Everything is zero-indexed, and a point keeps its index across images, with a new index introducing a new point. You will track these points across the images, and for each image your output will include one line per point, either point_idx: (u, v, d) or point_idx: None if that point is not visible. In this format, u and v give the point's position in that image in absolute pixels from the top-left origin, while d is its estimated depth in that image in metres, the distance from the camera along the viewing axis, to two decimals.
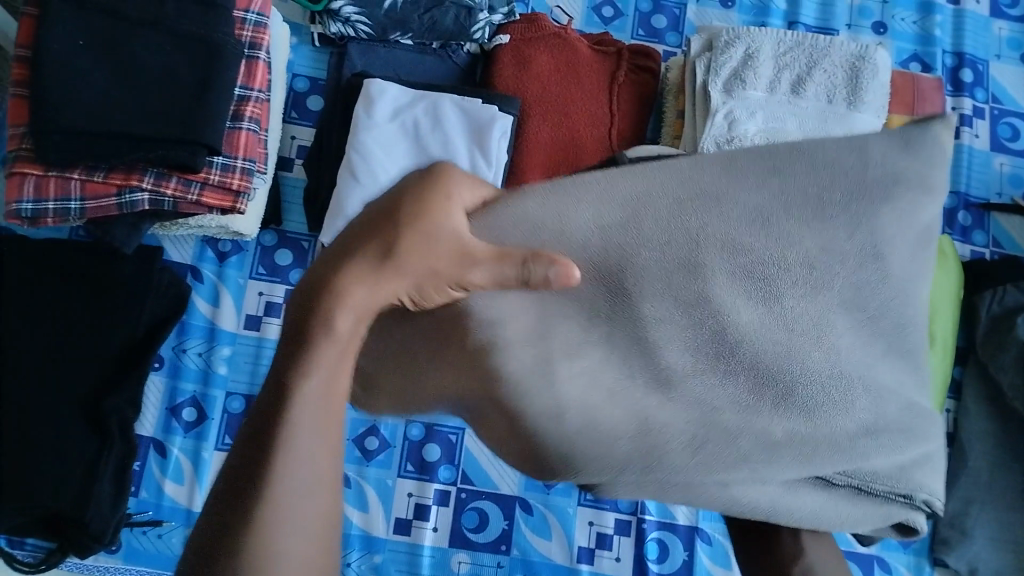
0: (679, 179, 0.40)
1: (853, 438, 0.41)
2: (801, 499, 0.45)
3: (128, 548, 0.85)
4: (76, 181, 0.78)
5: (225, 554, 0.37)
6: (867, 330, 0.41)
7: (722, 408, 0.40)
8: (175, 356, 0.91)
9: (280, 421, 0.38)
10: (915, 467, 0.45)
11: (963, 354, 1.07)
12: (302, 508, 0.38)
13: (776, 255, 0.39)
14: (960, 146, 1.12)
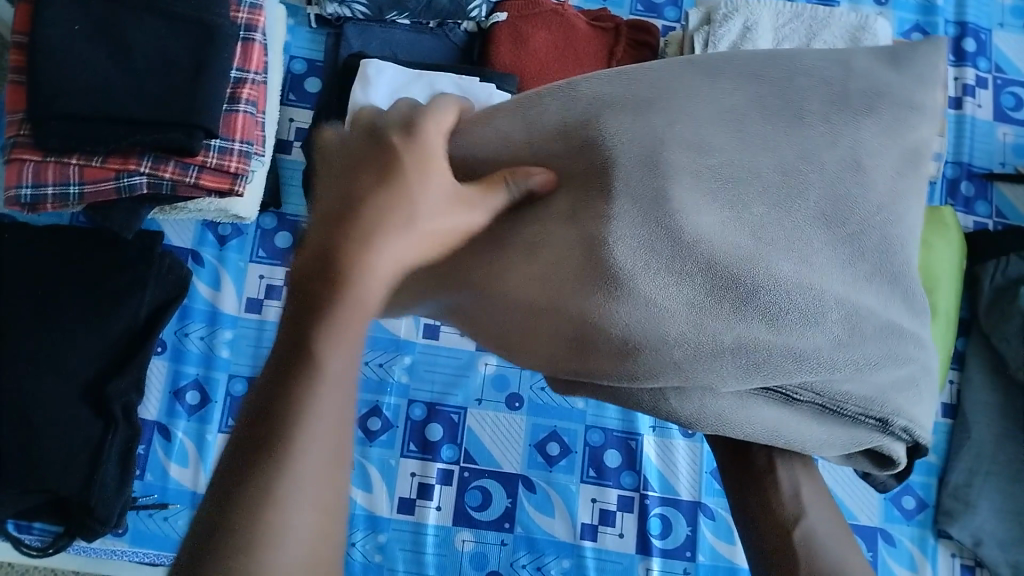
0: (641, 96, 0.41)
1: (829, 365, 0.39)
2: (769, 420, 0.42)
3: (134, 531, 0.86)
4: (74, 166, 0.78)
5: (234, 536, 0.32)
6: (852, 258, 0.38)
7: (671, 314, 0.37)
8: (177, 340, 0.91)
9: (299, 382, 0.34)
10: (903, 398, 0.43)
11: (966, 325, 1.06)
12: (306, 501, 0.33)
13: (746, 161, 0.39)
14: (963, 116, 1.11)
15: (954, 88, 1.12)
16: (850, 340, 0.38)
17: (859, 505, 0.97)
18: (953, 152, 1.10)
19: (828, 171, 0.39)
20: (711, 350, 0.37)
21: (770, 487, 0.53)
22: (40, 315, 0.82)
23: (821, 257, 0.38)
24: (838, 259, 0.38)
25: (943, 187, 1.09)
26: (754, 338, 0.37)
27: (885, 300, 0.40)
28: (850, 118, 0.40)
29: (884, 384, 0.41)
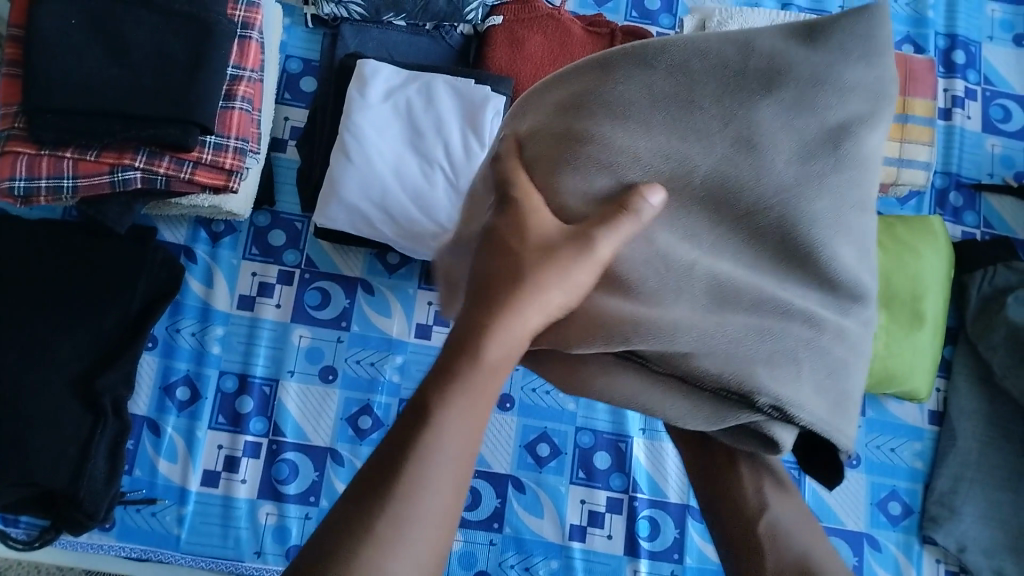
0: (573, 91, 0.49)
1: (702, 334, 0.46)
2: (642, 391, 0.48)
3: (123, 526, 0.85)
4: (69, 160, 0.78)
5: (369, 518, 0.39)
6: (755, 254, 0.48)
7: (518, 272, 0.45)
8: (169, 336, 0.91)
9: (443, 401, 0.42)
10: (778, 376, 0.46)
11: (953, 334, 1.08)
12: (429, 514, 0.40)
13: (627, 142, 0.47)
14: (952, 127, 1.12)
15: (945, 99, 1.13)
16: (731, 309, 0.46)
17: (844, 508, 0.98)
18: (942, 162, 1.12)
19: (720, 165, 0.47)
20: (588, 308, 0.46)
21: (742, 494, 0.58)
22: (38, 308, 0.83)
23: (735, 250, 0.48)
24: (746, 256, 0.48)
25: (931, 196, 1.11)
26: (618, 308, 0.45)
27: (784, 288, 0.47)
28: (742, 100, 0.47)
29: (756, 355, 0.46)
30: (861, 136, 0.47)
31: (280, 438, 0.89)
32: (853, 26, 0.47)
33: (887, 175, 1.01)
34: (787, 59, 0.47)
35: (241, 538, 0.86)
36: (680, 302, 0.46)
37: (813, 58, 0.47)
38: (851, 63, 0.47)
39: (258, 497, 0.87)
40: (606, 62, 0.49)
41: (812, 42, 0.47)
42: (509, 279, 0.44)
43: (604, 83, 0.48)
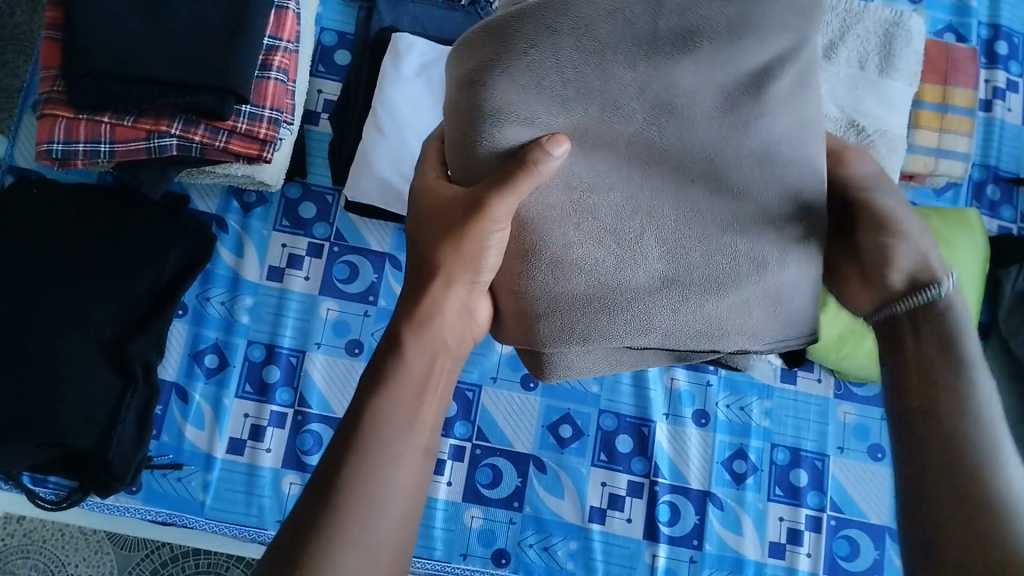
0: (472, 75, 0.45)
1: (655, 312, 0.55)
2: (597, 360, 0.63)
3: (149, 490, 0.86)
4: (106, 124, 0.79)
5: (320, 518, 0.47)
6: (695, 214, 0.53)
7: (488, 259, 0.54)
8: (199, 304, 0.91)
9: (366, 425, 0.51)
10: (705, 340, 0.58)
11: (985, 329, 1.06)
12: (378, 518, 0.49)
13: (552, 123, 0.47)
14: (992, 119, 1.10)
15: (985, 90, 1.11)
16: (687, 283, 0.54)
17: (870, 504, 0.96)
18: (980, 154, 1.09)
19: (643, 129, 0.48)
20: (563, 303, 0.54)
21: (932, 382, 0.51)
22: (72, 271, 0.83)
23: (669, 198, 0.52)
24: (684, 202, 0.52)
25: (968, 188, 1.08)
26: (589, 293, 0.54)
27: (721, 251, 0.54)
28: (661, 58, 0.46)
29: (711, 310, 0.56)
30: (780, 79, 0.48)
31: (305, 409, 0.89)
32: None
33: (925, 165, 0.99)
34: (708, 22, 0.45)
35: (264, 507, 0.86)
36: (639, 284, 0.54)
37: (731, 17, 0.45)
38: (769, 16, 0.46)
39: (282, 466, 0.88)
40: (504, 28, 0.44)
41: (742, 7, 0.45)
42: (435, 282, 0.55)
43: (516, 57, 0.44)
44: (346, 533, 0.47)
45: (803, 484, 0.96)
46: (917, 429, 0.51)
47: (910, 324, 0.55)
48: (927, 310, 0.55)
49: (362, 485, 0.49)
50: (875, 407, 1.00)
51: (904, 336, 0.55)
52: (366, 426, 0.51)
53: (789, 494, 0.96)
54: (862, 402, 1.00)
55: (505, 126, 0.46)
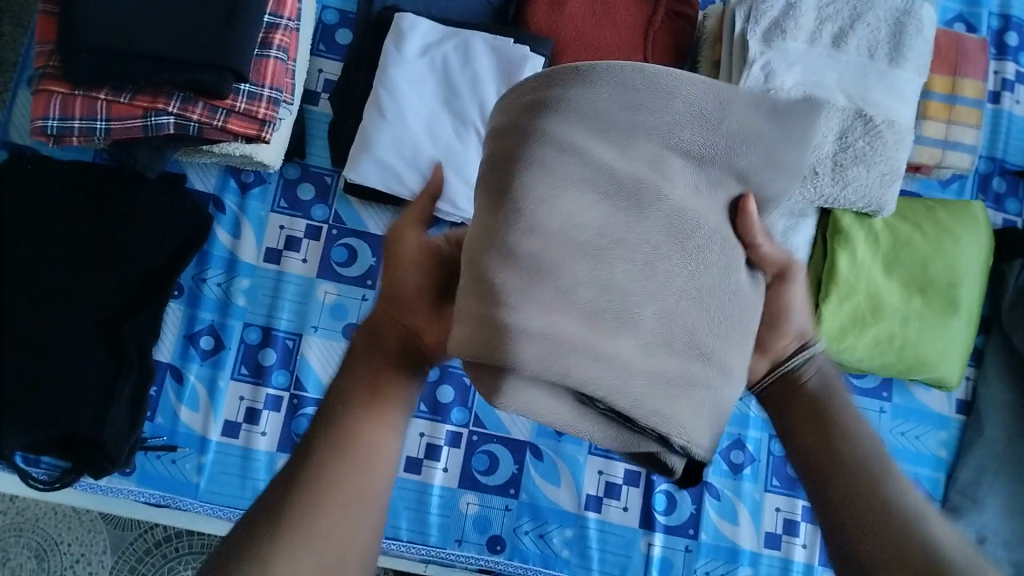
0: (541, 95, 0.44)
1: (637, 362, 0.45)
2: (533, 395, 0.44)
3: (143, 472, 0.86)
4: (102, 101, 0.77)
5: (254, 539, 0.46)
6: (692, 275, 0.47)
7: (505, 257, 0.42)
8: (195, 285, 0.90)
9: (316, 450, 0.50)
10: (676, 405, 0.46)
11: (987, 323, 1.05)
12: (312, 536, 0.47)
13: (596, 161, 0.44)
14: (1000, 111, 1.08)
15: (993, 82, 1.09)
16: (677, 347, 0.47)
17: None
18: (987, 146, 1.08)
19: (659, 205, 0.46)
20: (550, 336, 0.42)
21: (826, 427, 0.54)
22: (70, 251, 0.82)
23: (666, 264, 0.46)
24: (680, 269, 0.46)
25: (974, 180, 1.08)
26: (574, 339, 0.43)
27: (710, 313, 0.48)
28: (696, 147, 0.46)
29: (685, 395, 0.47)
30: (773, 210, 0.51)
31: (302, 393, 0.89)
32: (798, 109, 0.47)
33: (932, 157, 0.98)
34: (751, 133, 0.47)
35: (259, 490, 0.86)
36: (629, 336, 0.45)
37: (769, 141, 0.47)
38: (789, 146, 0.48)
39: (277, 450, 0.87)
40: (574, 77, 0.44)
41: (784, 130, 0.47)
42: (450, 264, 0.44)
43: (579, 99, 0.43)
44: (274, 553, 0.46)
45: None
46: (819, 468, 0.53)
47: (792, 388, 0.57)
48: (796, 379, 0.57)
49: (316, 510, 0.48)
50: (872, 400, 1.00)
51: (792, 396, 0.57)
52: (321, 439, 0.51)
53: (787, 485, 0.95)
54: (860, 393, 1.00)
55: (560, 155, 0.43)
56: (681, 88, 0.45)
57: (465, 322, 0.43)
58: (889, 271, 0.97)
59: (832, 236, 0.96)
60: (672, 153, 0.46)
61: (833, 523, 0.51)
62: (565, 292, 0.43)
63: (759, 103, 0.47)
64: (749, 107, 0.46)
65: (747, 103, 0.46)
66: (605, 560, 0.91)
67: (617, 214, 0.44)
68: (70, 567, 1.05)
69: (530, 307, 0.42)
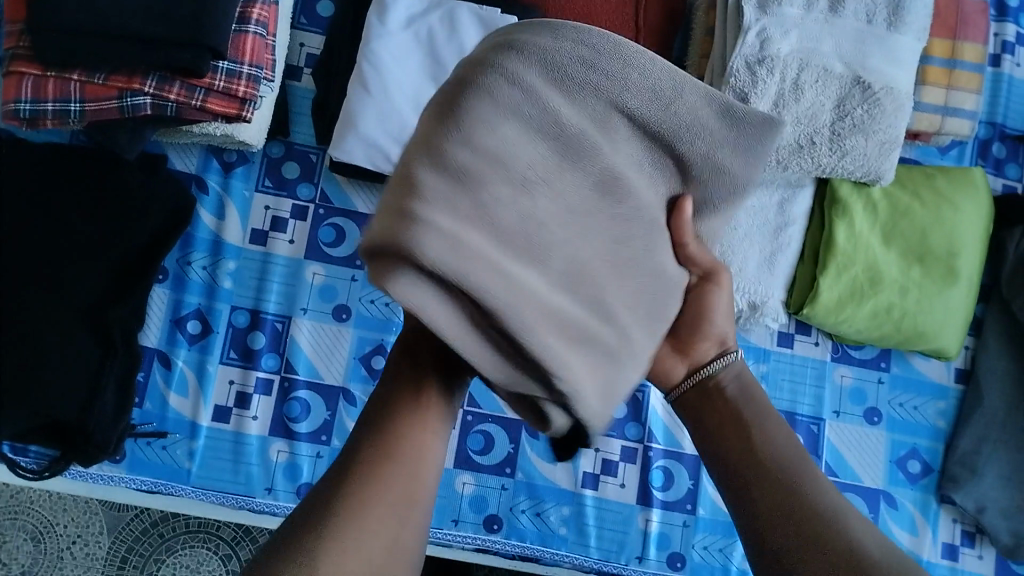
0: (513, 40, 0.46)
1: (544, 298, 0.44)
2: (423, 296, 0.41)
3: (134, 458, 0.84)
4: (75, 82, 0.75)
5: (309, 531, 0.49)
6: (603, 232, 0.49)
7: (441, 162, 0.42)
8: (180, 268, 0.88)
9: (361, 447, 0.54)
10: (576, 358, 0.46)
11: (986, 292, 1.04)
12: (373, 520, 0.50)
13: (543, 106, 0.46)
14: (1000, 75, 1.06)
15: (994, 44, 1.06)
16: (592, 298, 0.48)
17: (864, 465, 0.97)
18: (987, 111, 1.06)
19: (587, 165, 0.48)
20: (467, 248, 0.41)
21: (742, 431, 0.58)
22: (54, 240, 0.82)
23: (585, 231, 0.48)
24: (597, 235, 0.48)
25: (974, 146, 1.05)
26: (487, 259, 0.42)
27: (627, 284, 0.51)
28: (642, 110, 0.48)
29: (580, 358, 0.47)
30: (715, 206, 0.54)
31: (292, 375, 0.87)
32: (750, 126, 0.51)
33: (931, 124, 0.95)
34: (704, 128, 0.50)
35: (253, 475, 0.85)
36: (539, 270, 0.45)
37: (718, 134, 0.51)
38: (734, 157, 0.51)
39: (269, 434, 0.86)
40: (548, 27, 0.47)
41: (734, 131, 0.51)
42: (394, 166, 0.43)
43: (544, 47, 0.46)
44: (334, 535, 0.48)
45: None
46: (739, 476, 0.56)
47: (709, 393, 0.62)
48: (713, 385, 0.62)
49: (366, 499, 0.51)
50: (870, 370, 0.99)
51: (711, 403, 0.62)
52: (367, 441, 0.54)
53: None
54: (858, 365, 0.99)
55: (514, 86, 0.45)
56: (641, 59, 0.48)
57: (384, 215, 0.42)
58: (887, 242, 0.95)
59: (829, 207, 0.94)
60: (617, 114, 0.48)
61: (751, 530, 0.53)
62: (490, 213, 0.43)
63: (714, 104, 0.50)
64: (699, 100, 0.50)
65: (698, 97, 0.50)
66: (604, 537, 0.91)
67: (548, 163, 0.46)
68: (67, 548, 1.04)
69: (445, 214, 0.41)
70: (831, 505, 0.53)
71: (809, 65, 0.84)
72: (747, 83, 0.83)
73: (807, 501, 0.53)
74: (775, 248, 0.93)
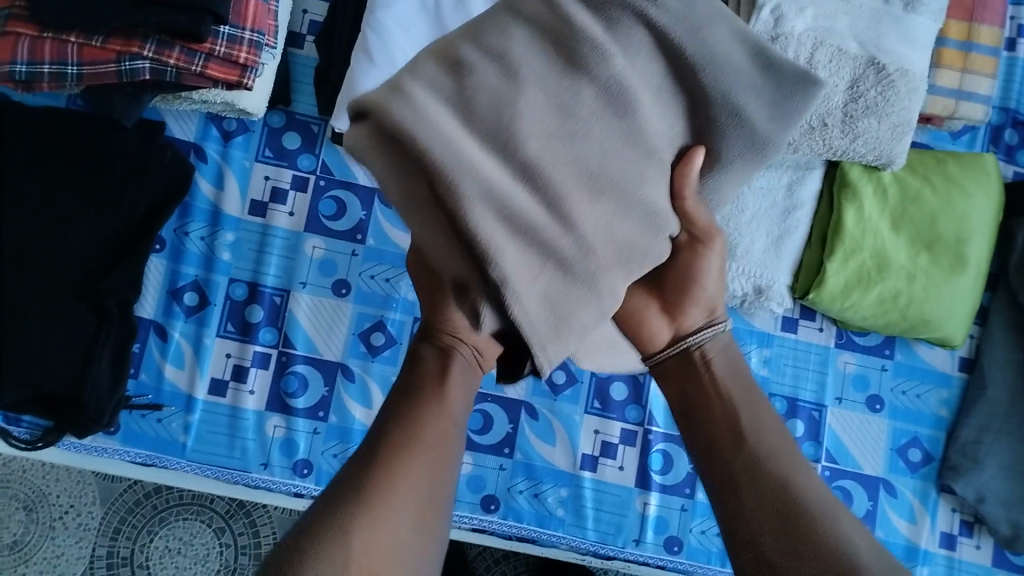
0: None
1: (490, 185, 0.44)
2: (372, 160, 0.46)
3: (128, 430, 0.83)
4: (73, 44, 0.73)
5: (350, 507, 0.52)
6: (591, 144, 0.48)
7: (442, 61, 0.48)
8: (177, 238, 0.87)
9: (393, 425, 0.58)
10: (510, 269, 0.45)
11: (993, 281, 1.03)
12: (406, 500, 0.54)
13: (563, 26, 0.49)
14: (1015, 60, 1.04)
15: (1009, 28, 1.04)
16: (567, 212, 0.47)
17: (863, 453, 0.96)
18: (1000, 96, 1.04)
19: (600, 83, 0.49)
20: (425, 123, 0.45)
21: (713, 412, 0.58)
22: (52, 212, 0.81)
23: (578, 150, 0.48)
24: (590, 159, 0.48)
25: (985, 132, 1.04)
26: (442, 138, 0.44)
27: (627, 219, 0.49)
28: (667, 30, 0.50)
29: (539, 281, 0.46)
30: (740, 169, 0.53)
31: (290, 350, 0.86)
32: (781, 72, 0.52)
33: (945, 108, 0.94)
34: (730, 65, 0.51)
35: (248, 450, 0.84)
36: (498, 161, 0.46)
37: (745, 72, 0.51)
38: (756, 102, 0.51)
39: (266, 409, 0.85)
40: None
41: (763, 74, 0.52)
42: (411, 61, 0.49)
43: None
44: (373, 510, 0.52)
45: (799, 435, 0.95)
46: (717, 466, 0.55)
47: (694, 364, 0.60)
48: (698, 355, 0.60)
49: (395, 479, 0.54)
50: (874, 357, 0.98)
51: (695, 374, 0.60)
52: (404, 414, 0.58)
53: None
54: (862, 351, 0.98)
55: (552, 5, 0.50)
56: None
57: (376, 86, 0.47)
58: (896, 227, 0.94)
59: (839, 191, 0.93)
60: (637, 24, 0.50)
61: (729, 515, 0.53)
62: (476, 106, 0.47)
63: (748, 44, 0.51)
64: (729, 35, 0.51)
65: (728, 33, 0.51)
66: (601, 519, 0.90)
67: (547, 75, 0.48)
68: (59, 519, 1.03)
69: (429, 91, 0.46)
70: (812, 492, 0.52)
71: (823, 44, 0.82)
72: None
73: (788, 485, 0.52)
74: (784, 231, 0.92)
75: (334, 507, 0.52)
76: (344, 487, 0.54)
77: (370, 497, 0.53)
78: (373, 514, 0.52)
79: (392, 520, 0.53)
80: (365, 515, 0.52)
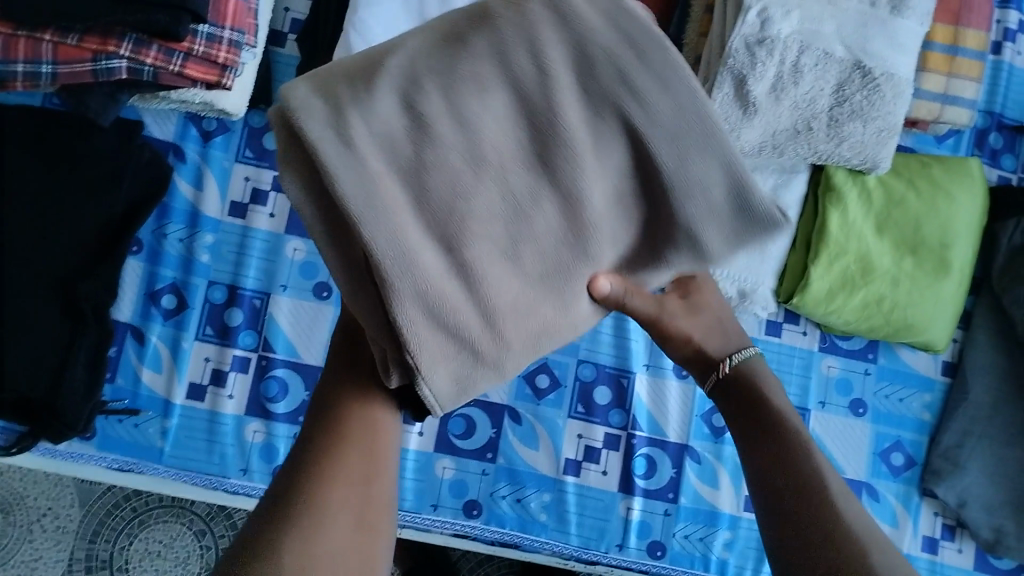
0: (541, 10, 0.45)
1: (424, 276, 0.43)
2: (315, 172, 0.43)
3: (103, 436, 0.82)
4: (48, 43, 0.71)
5: (281, 523, 0.50)
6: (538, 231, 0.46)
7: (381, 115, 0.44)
8: (154, 240, 0.85)
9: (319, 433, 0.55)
10: (434, 342, 0.45)
11: (977, 285, 1.03)
12: (340, 509, 0.51)
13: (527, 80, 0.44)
14: (1001, 63, 1.04)
15: (996, 32, 1.05)
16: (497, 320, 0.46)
17: (846, 456, 0.96)
18: (985, 99, 1.04)
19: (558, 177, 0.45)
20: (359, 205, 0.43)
21: (779, 430, 0.56)
22: (28, 214, 0.80)
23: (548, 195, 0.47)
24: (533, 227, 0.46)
25: (971, 136, 1.04)
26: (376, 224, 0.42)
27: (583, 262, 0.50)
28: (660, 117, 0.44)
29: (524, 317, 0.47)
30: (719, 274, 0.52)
31: (270, 353, 0.85)
32: (752, 208, 0.45)
33: (930, 112, 0.94)
34: (698, 191, 0.44)
35: (226, 455, 0.82)
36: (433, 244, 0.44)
37: (713, 199, 0.45)
38: (714, 232, 0.45)
39: (245, 413, 0.84)
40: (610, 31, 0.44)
41: (737, 207, 0.45)
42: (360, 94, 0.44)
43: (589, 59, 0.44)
44: (307, 523, 0.50)
45: None
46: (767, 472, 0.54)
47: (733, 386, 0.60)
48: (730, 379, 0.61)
49: (328, 486, 0.52)
50: (858, 361, 0.98)
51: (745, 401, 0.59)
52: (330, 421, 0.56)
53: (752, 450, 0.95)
54: (846, 355, 0.98)
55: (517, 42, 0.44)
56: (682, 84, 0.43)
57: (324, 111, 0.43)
58: (880, 231, 0.94)
59: (823, 194, 0.92)
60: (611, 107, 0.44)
61: (770, 518, 0.53)
62: (426, 196, 0.44)
63: (730, 175, 0.44)
64: (715, 162, 0.44)
65: (716, 166, 0.44)
66: (584, 524, 0.89)
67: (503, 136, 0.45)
68: (36, 521, 1.01)
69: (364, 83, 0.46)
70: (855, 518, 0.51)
71: (809, 48, 0.81)
72: (745, 63, 0.80)
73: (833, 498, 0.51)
74: None
75: (262, 526, 0.50)
76: (273, 502, 0.51)
77: (300, 508, 0.50)
78: (307, 526, 0.50)
79: (326, 530, 0.50)
80: (298, 529, 0.49)
